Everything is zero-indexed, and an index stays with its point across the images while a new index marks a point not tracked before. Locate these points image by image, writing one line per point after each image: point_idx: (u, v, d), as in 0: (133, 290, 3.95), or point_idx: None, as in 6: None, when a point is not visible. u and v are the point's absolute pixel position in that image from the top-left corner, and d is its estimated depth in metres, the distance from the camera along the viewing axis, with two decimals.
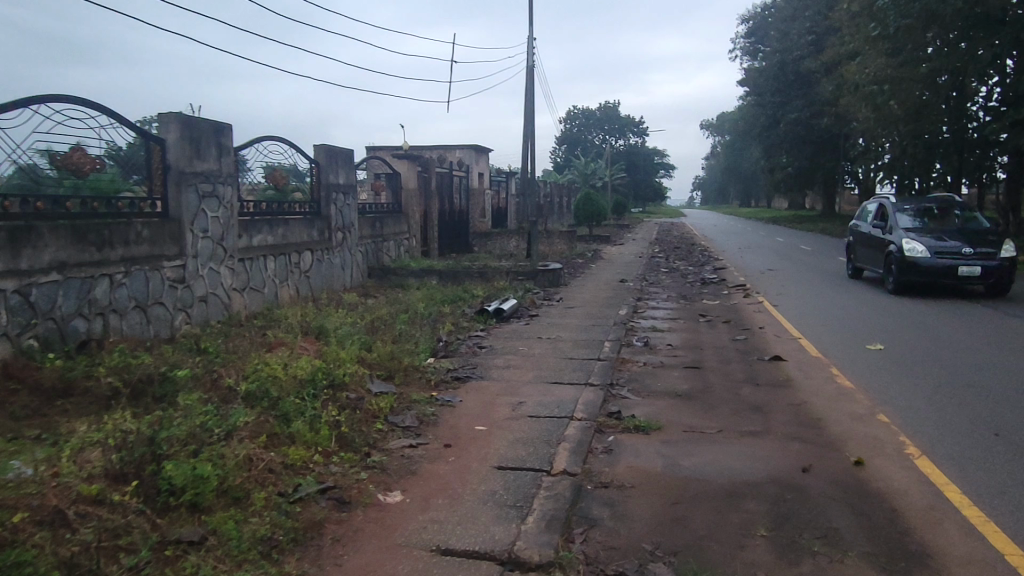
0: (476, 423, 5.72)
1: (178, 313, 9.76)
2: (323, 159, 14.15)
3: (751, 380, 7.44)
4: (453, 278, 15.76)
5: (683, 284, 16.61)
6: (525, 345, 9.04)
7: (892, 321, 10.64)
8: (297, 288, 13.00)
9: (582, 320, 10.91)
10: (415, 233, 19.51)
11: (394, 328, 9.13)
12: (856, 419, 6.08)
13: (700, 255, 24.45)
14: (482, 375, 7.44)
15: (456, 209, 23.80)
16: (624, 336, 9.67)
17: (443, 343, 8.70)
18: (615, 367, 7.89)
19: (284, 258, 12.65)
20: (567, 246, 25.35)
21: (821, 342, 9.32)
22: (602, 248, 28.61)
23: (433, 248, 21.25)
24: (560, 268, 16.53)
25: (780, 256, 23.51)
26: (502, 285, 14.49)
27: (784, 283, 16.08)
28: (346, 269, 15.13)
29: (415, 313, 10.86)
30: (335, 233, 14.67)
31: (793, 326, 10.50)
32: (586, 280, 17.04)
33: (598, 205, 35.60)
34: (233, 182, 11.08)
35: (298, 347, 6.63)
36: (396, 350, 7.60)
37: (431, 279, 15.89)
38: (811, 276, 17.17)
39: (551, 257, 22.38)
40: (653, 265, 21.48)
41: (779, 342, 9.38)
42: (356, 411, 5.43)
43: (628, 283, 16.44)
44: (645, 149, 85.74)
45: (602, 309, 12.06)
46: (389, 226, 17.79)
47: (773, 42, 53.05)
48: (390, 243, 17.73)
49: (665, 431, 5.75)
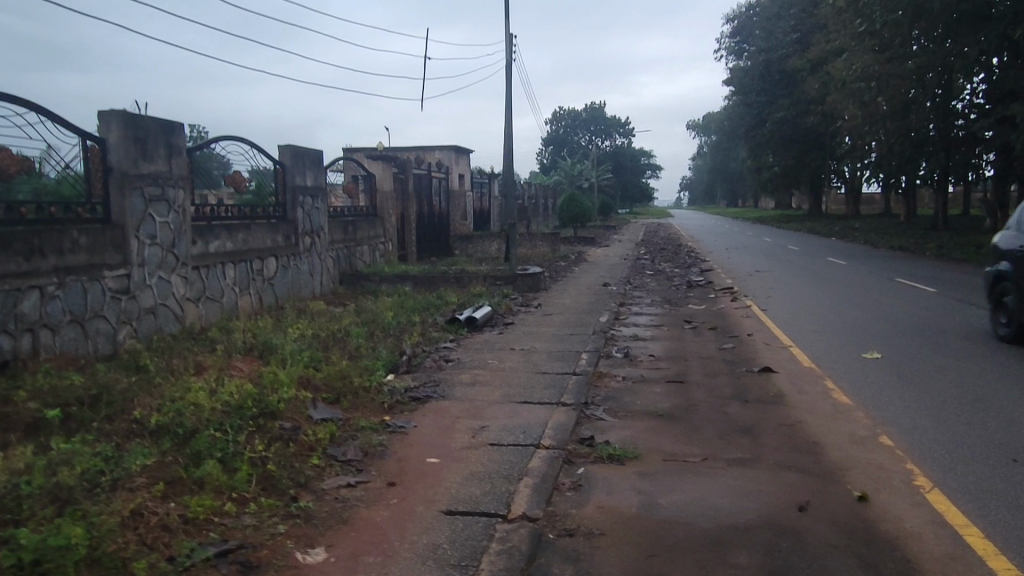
0: (429, 455, 5.04)
1: (122, 327, 9.01)
2: (288, 160, 13.44)
3: (739, 396, 6.79)
4: (428, 283, 15.06)
5: (668, 287, 15.99)
6: (496, 358, 8.35)
7: (888, 326, 10.05)
8: (259, 297, 12.27)
9: (560, 329, 10.25)
10: (391, 237, 18.81)
11: (354, 341, 8.43)
12: (855, 443, 5.45)
13: (687, 257, 23.86)
14: (444, 393, 6.76)
15: (435, 212, 23.09)
16: (603, 346, 9.02)
17: (406, 357, 8.00)
18: (591, 382, 7.23)
19: (244, 265, 11.92)
20: (551, 248, 24.71)
21: (813, 351, 8.70)
22: (587, 250, 27.96)
23: (411, 252, 20.53)
24: (541, 272, 15.87)
25: (769, 257, 22.95)
26: (479, 291, 13.81)
27: (774, 285, 15.48)
28: (315, 275, 14.41)
29: (382, 323, 10.16)
30: (303, 238, 13.95)
31: (784, 332, 9.89)
32: (568, 284, 16.39)
33: (583, 206, 35.00)
34: (185, 184, 10.34)
35: (233, 368, 5.92)
36: (350, 368, 6.91)
37: (405, 285, 15.17)
38: (801, 278, 16.59)
39: (533, 260, 21.72)
40: (639, 268, 20.86)
41: (768, 351, 8.74)
42: (288, 445, 4.74)
43: (611, 287, 15.80)
44: (632, 149, 85.29)
45: (582, 316, 11.40)
46: (363, 229, 17.09)
47: (758, 41, 52.71)
48: (364, 248, 17.02)
49: (643, 460, 5.10)
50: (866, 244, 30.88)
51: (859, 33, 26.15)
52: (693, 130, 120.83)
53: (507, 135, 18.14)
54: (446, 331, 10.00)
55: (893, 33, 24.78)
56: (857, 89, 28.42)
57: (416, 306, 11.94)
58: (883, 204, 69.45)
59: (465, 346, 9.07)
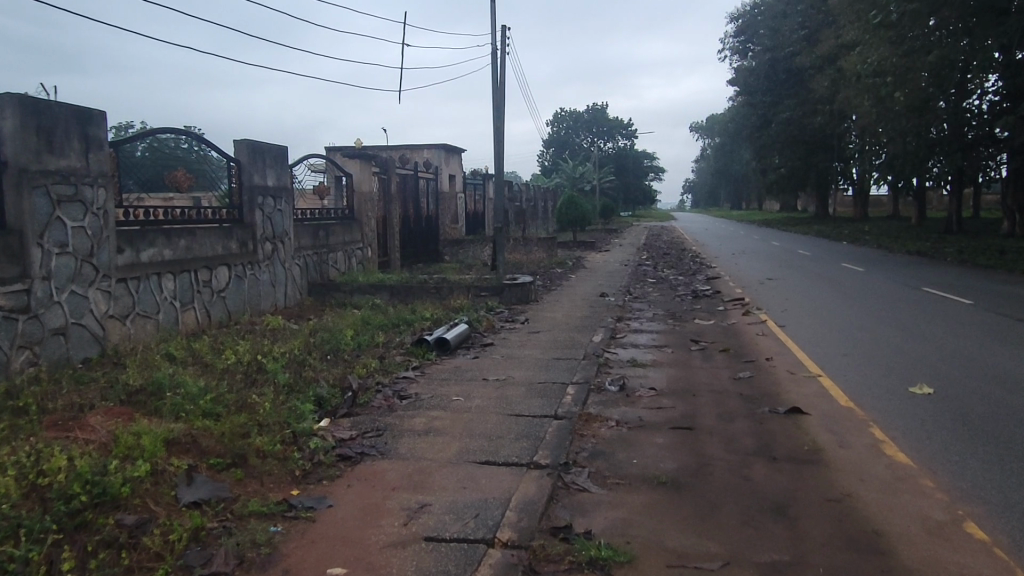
0: (335, 562, 3.54)
1: (19, 352, 7.51)
2: (245, 157, 11.99)
3: (764, 451, 5.28)
4: (406, 294, 13.59)
5: (672, 297, 14.48)
6: (463, 393, 6.85)
7: (931, 350, 8.59)
8: (205, 311, 10.80)
9: (545, 352, 8.72)
10: (370, 242, 17.30)
11: (290, 375, 6.93)
12: (934, 533, 3.94)
13: (691, 263, 22.35)
14: (386, 448, 5.26)
15: (422, 215, 21.60)
16: (595, 376, 7.50)
17: (350, 394, 6.50)
18: (575, 429, 5.72)
19: (187, 276, 10.46)
20: (547, 254, 23.20)
21: (849, 383, 7.21)
22: (587, 255, 26.50)
23: (394, 258, 19.05)
24: (531, 281, 14.38)
25: (779, 263, 21.44)
26: (459, 304, 12.33)
27: (789, 295, 13.98)
28: (278, 285, 12.95)
29: (338, 346, 8.73)
30: (262, 245, 12.48)
31: (807, 356, 8.44)
32: (562, 294, 14.90)
33: (583, 209, 33.52)
34: (107, 183, 8.87)
35: (86, 425, 4.40)
36: (265, 415, 5.39)
37: (380, 296, 13.69)
38: (817, 288, 15.17)
39: (526, 267, 20.19)
40: (640, 275, 19.35)
41: (793, 383, 7.23)
42: (120, 557, 3.26)
43: (609, 297, 14.28)
44: (635, 151, 83.77)
45: (573, 335, 9.91)
46: (337, 234, 15.59)
47: (763, 39, 51.23)
48: (338, 254, 15.53)
49: (640, 565, 3.59)
50: (880, 248, 29.40)
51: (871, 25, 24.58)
52: (696, 132, 119.26)
53: (496, 134, 16.62)
54: (411, 356, 8.50)
55: (909, 25, 23.19)
56: (871, 86, 26.91)
57: (385, 323, 10.49)
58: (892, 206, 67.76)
59: (428, 376, 7.57)
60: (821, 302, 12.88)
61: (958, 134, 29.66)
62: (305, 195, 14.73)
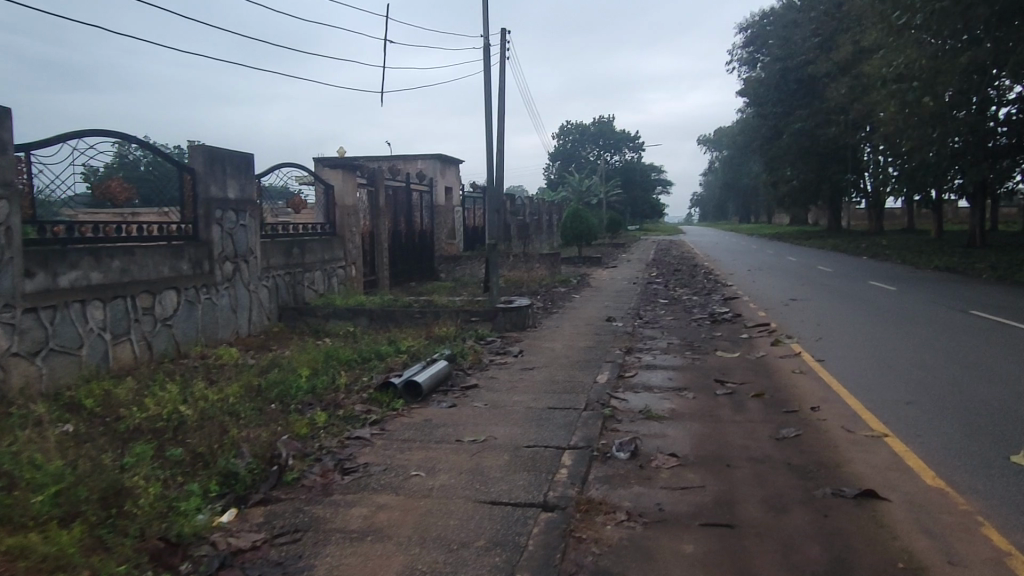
0: None
1: None
2: (201, 165, 10.51)
3: (841, 571, 3.67)
4: (387, 319, 12.05)
5: (686, 322, 12.87)
6: (425, 465, 5.25)
7: (1013, 397, 7.02)
8: (144, 343, 9.24)
9: (539, 399, 7.13)
10: (354, 260, 15.76)
11: (203, 441, 5.34)
12: None
13: (704, 281, 20.78)
14: (296, 567, 3.68)
15: (415, 230, 20.09)
16: (599, 437, 5.89)
17: (273, 469, 4.92)
18: (569, 529, 4.12)
19: (122, 302, 8.93)
20: (549, 272, 21.65)
21: (928, 448, 5.61)
22: (592, 271, 24.93)
23: (382, 277, 17.52)
24: (529, 305, 12.83)
25: (801, 281, 19.84)
26: (444, 332, 10.82)
27: (820, 320, 12.38)
28: (241, 310, 11.42)
29: (285, 394, 7.15)
30: (221, 265, 10.94)
31: (863, 405, 6.87)
32: (564, 319, 13.32)
33: (589, 223, 31.96)
34: (13, 194, 7.38)
35: None
36: (127, 522, 3.81)
37: (358, 322, 12.15)
38: (848, 310, 13.63)
39: (526, 287, 18.65)
40: (650, 295, 17.79)
41: (856, 448, 5.62)
42: None
43: (616, 323, 12.69)
44: (642, 164, 82.30)
45: (574, 374, 8.31)
46: (315, 252, 14.08)
47: (773, 49, 49.95)
48: (315, 274, 14.00)
49: None
50: (904, 264, 27.75)
51: (891, 28, 22.94)
52: (704, 145, 117.78)
53: (488, 143, 15.01)
54: (373, 405, 6.91)
55: (936, 26, 21.51)
56: (892, 92, 25.44)
57: (354, 358, 8.96)
58: (906, 219, 66.07)
59: (389, 436, 5.98)
60: (858, 329, 11.29)
61: (975, 144, 28.70)
62: (277, 208, 13.16)
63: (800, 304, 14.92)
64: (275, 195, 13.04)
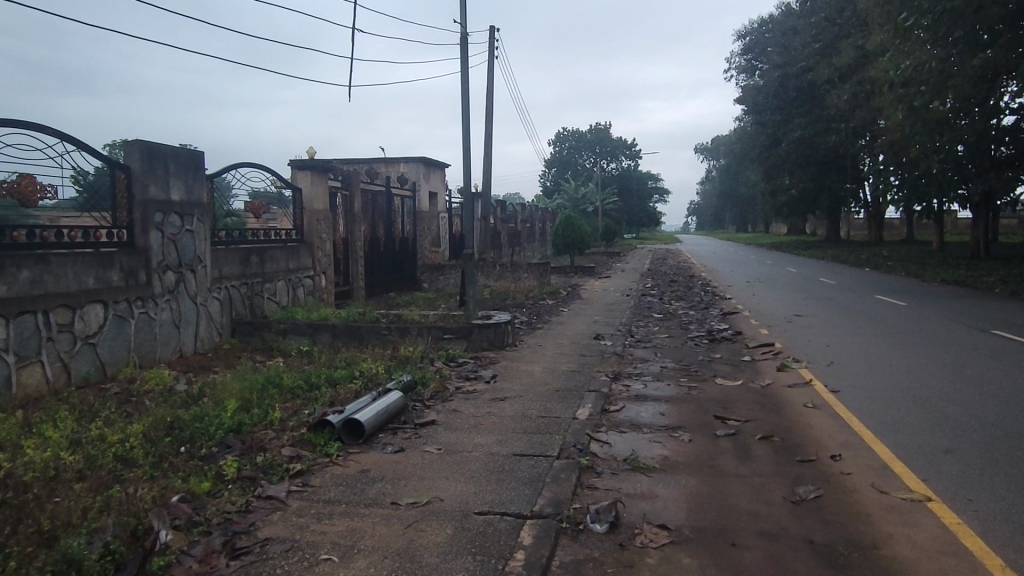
0: None
1: None
2: (137, 162, 9.33)
3: None
4: (351, 335, 10.89)
5: (683, 341, 11.71)
6: (343, 543, 4.08)
7: None
8: (59, 365, 8.05)
9: (504, 442, 5.97)
10: (324, 269, 14.56)
11: (57, 510, 4.16)
12: None
13: (702, 293, 19.66)
14: None
15: (394, 237, 18.94)
16: (571, 500, 4.71)
17: (133, 554, 3.74)
18: None
19: (31, 318, 7.74)
20: (538, 282, 20.51)
21: (987, 518, 4.46)
22: (583, 282, 23.80)
23: (357, 287, 16.34)
24: (509, 320, 11.67)
25: (804, 295, 18.70)
26: (410, 353, 9.67)
27: (829, 340, 11.26)
28: (186, 325, 10.23)
29: (200, 436, 5.96)
30: (163, 275, 9.77)
31: (892, 451, 5.78)
32: (549, 336, 12.16)
33: (582, 231, 30.86)
34: None
35: None
36: None
37: (320, 338, 11.00)
38: (857, 328, 12.59)
39: (511, 298, 17.51)
40: (643, 308, 16.65)
41: (894, 518, 4.46)
42: None
43: (604, 341, 11.52)
44: (638, 171, 81.28)
45: (551, 408, 7.15)
46: (279, 260, 12.91)
47: (772, 56, 49.06)
48: (278, 285, 12.83)
49: None
50: (909, 276, 26.67)
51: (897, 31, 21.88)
52: (701, 153, 117.01)
53: (467, 143, 13.83)
54: (303, 447, 5.73)
55: (945, 28, 20.43)
56: (896, 98, 24.46)
57: (300, 385, 7.79)
58: (905, 230, 65.14)
59: (311, 495, 4.80)
60: (872, 351, 10.17)
61: (977, 151, 27.85)
62: (236, 213, 11.92)
63: (805, 320, 13.80)
64: (230, 197, 11.70)
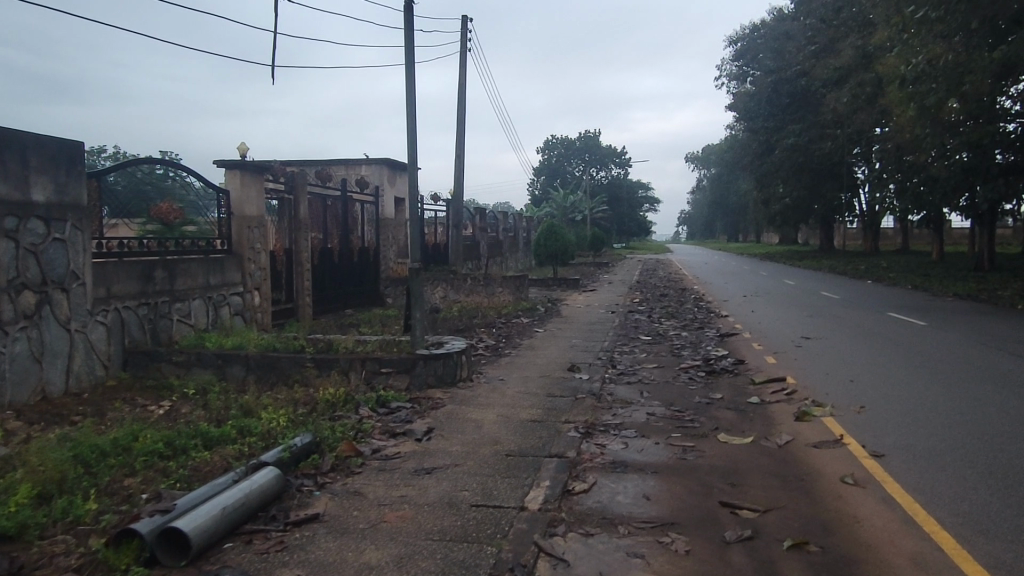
0: None
1: None
2: None
3: None
4: (267, 368, 8.86)
5: (674, 374, 9.68)
6: None
7: None
8: None
9: (406, 560, 3.96)
10: (258, 283, 12.48)
11: None
12: None
13: (693, 310, 17.70)
14: None
15: (352, 246, 16.88)
16: None
17: None
18: None
19: None
20: (513, 297, 18.54)
21: None
22: (565, 295, 21.86)
23: (303, 303, 14.26)
24: (466, 348, 9.65)
25: (808, 312, 16.73)
26: (331, 396, 7.63)
27: (853, 375, 9.29)
28: (54, 357, 8.15)
29: None
30: (16, 294, 7.69)
31: None
32: (514, 367, 10.14)
33: (565, 242, 28.96)
34: None
35: None
36: None
37: (230, 371, 8.98)
38: (879, 355, 10.69)
39: (479, 317, 15.54)
40: (629, 328, 14.68)
41: None
42: None
43: (580, 374, 9.48)
44: (627, 180, 79.67)
45: (491, 490, 5.10)
46: (198, 273, 10.87)
47: (765, 60, 47.40)
48: (195, 303, 10.76)
49: None
50: (916, 289, 24.90)
51: (905, 24, 20.03)
52: (691, 161, 115.49)
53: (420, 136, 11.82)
54: None
55: (960, 19, 18.54)
56: (899, 99, 22.71)
57: (157, 449, 5.75)
58: (899, 240, 63.57)
59: None
60: (908, 392, 8.19)
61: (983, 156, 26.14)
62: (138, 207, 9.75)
63: (816, 346, 11.84)
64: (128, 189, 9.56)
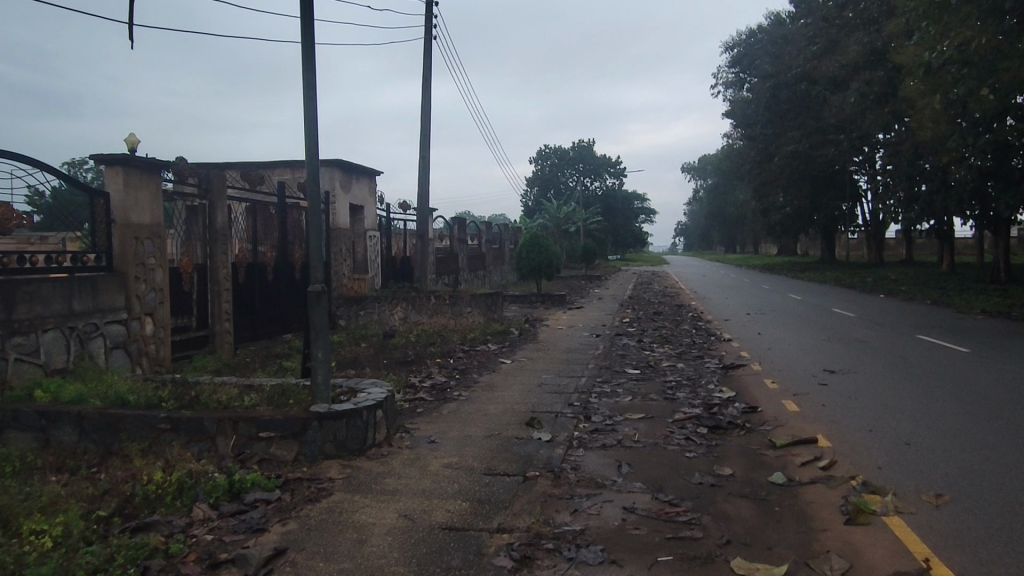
0: None
1: None
2: None
3: None
4: (104, 430, 6.40)
5: (669, 433, 7.15)
6: None
7: None
8: None
9: None
10: (150, 307, 10.02)
11: None
12: None
13: (691, 333, 15.23)
14: None
15: (292, 260, 14.41)
16: None
17: None
18: None
19: None
20: (482, 318, 16.06)
21: None
22: (547, 315, 19.39)
23: (220, 329, 11.79)
24: (387, 397, 7.14)
25: (826, 337, 14.27)
26: (158, 486, 5.18)
27: (910, 434, 6.86)
28: None
29: None
30: None
31: None
32: (456, 422, 7.62)
33: (551, 254, 26.52)
34: None
35: None
36: None
37: (56, 435, 6.53)
38: (934, 401, 8.23)
39: (435, 344, 13.05)
40: (615, 358, 12.17)
41: None
42: None
43: (541, 436, 6.95)
44: (622, 190, 77.34)
45: None
46: (56, 297, 8.46)
47: (765, 62, 45.11)
48: (49, 335, 8.35)
49: None
50: (936, 305, 22.45)
51: (926, 9, 17.61)
52: (688, 171, 113.42)
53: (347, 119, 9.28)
54: None
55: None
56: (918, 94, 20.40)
57: None
58: (905, 250, 61.20)
59: None
60: (996, 470, 5.76)
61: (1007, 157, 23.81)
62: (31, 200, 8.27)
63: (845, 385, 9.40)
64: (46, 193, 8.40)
